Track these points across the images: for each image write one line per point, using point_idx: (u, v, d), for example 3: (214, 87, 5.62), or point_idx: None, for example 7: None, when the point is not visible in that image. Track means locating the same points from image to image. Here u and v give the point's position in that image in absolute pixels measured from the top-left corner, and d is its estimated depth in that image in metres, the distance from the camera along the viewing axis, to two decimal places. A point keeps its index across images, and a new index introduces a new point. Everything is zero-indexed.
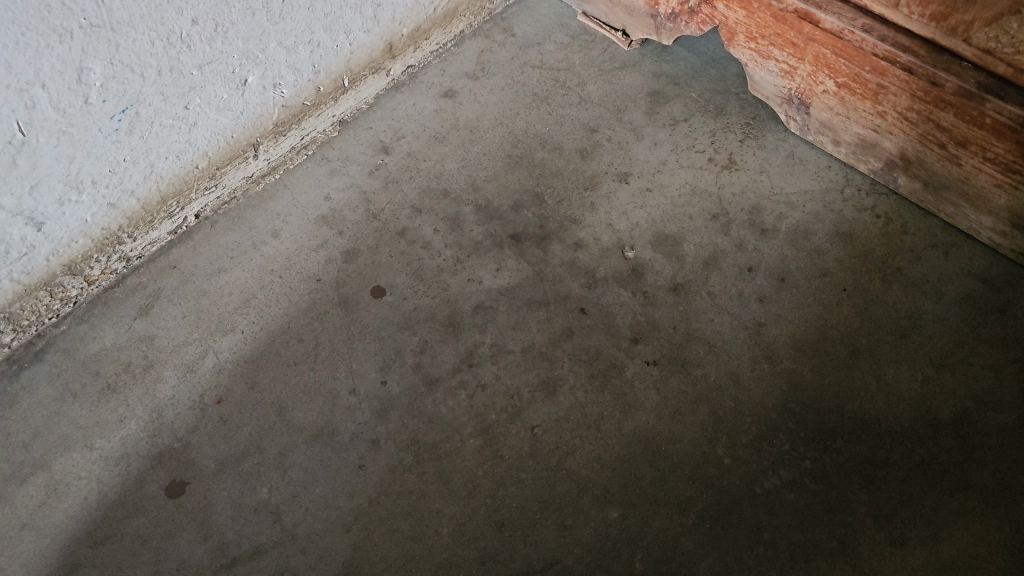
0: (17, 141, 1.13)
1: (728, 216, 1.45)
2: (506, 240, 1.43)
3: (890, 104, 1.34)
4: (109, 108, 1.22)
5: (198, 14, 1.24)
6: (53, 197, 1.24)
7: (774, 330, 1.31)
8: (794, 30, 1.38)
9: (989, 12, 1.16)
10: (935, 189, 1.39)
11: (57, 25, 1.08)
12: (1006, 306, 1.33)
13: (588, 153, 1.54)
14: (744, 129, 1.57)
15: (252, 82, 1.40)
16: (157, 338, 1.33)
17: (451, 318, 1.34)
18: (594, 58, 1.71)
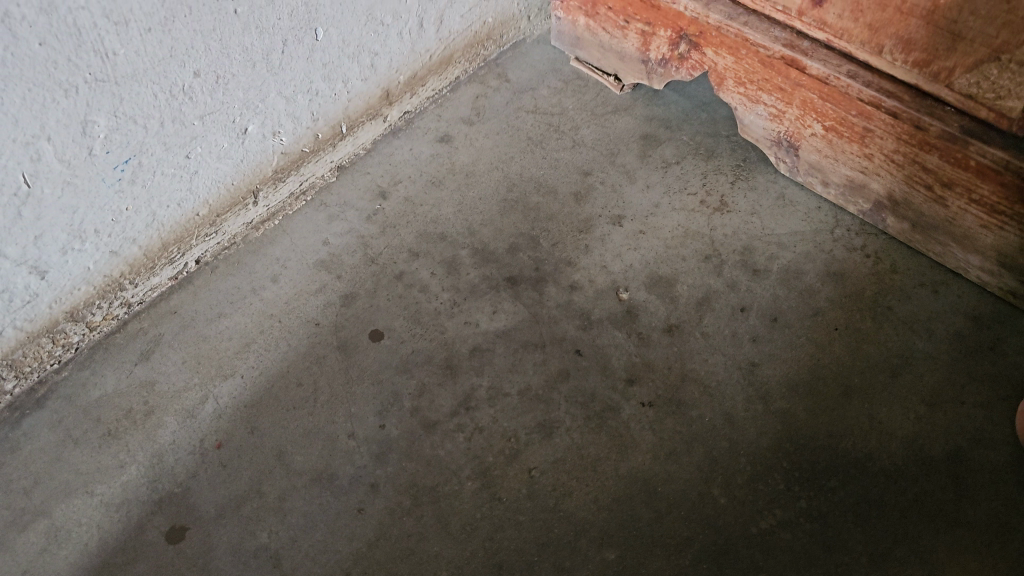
0: (22, 192, 1.16)
1: (720, 257, 1.47)
2: (502, 283, 1.45)
3: (877, 146, 1.37)
4: (112, 159, 1.24)
5: (200, 66, 1.27)
6: (56, 246, 1.26)
7: (768, 370, 1.33)
8: (782, 76, 1.41)
9: (970, 57, 1.20)
10: (923, 229, 1.42)
11: (63, 80, 1.12)
12: (996, 343, 1.35)
13: (582, 196, 1.57)
14: (734, 171, 1.60)
15: (252, 130, 1.43)
16: (158, 383, 1.35)
17: (448, 361, 1.36)
18: (587, 102, 1.75)
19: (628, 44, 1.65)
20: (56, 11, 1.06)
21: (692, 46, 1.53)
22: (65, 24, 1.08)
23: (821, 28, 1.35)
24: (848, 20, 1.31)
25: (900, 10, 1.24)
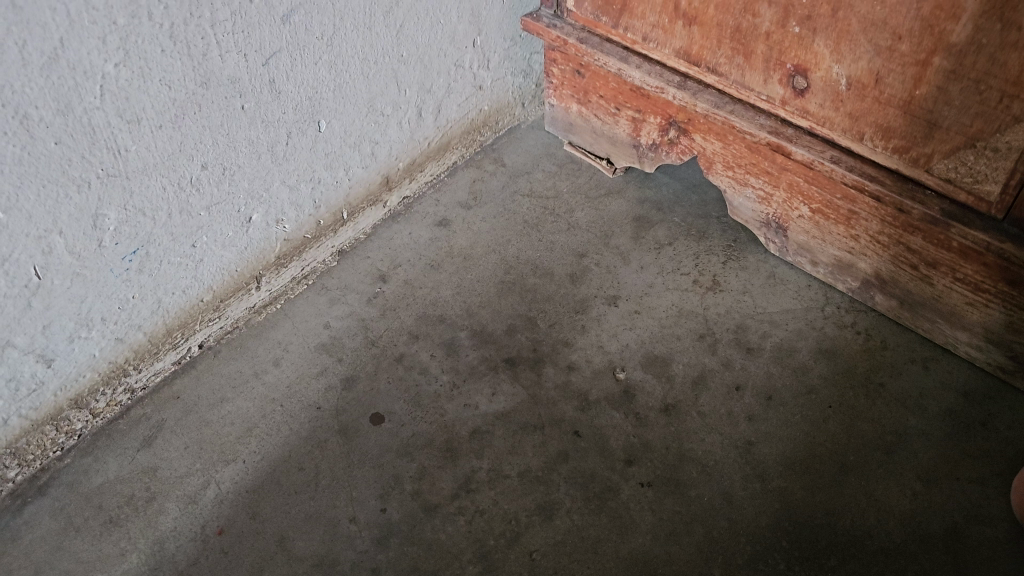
0: (33, 284, 1.19)
1: (714, 335, 1.50)
2: (501, 364, 1.48)
3: (862, 227, 1.41)
4: (121, 250, 1.28)
5: (207, 160, 1.32)
6: (64, 335, 1.29)
7: (764, 449, 1.35)
8: (768, 160, 1.47)
9: (947, 144, 1.24)
10: (911, 306, 1.45)
11: (76, 177, 1.16)
12: (988, 419, 1.37)
13: (577, 277, 1.61)
14: (725, 251, 1.65)
15: (256, 218, 1.48)
16: (160, 470, 1.36)
17: (447, 444, 1.37)
18: (581, 185, 1.80)
19: (620, 130, 1.72)
20: (72, 112, 1.11)
21: (681, 132, 1.59)
22: (80, 124, 1.12)
23: (803, 116, 1.39)
24: (829, 109, 1.35)
25: (878, 100, 1.27)
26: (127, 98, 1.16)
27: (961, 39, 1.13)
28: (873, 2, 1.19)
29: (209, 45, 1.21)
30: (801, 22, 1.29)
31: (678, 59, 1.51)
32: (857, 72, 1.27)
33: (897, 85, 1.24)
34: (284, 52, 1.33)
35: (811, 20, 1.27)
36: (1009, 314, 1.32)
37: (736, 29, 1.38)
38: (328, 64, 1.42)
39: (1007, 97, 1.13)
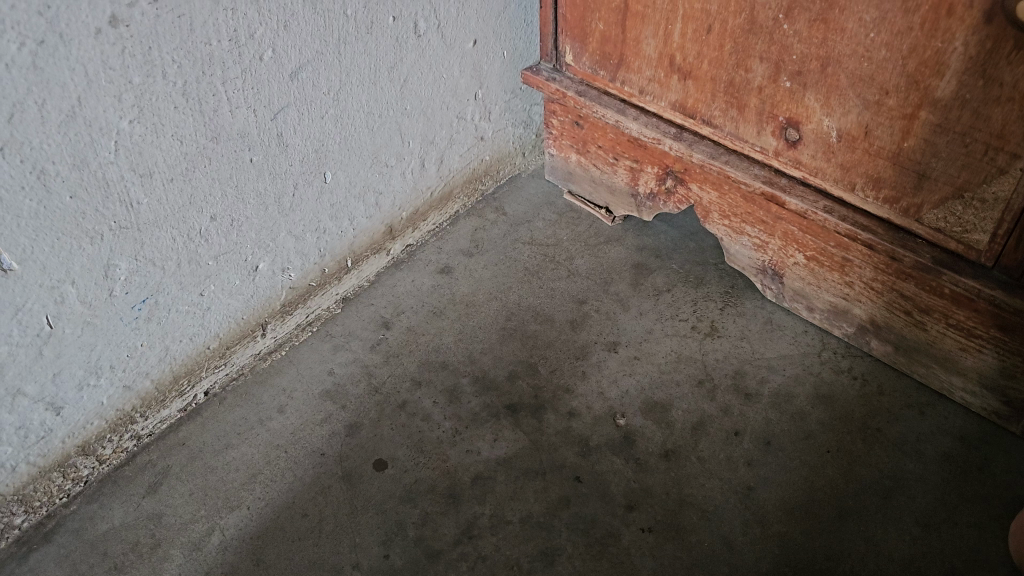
0: (45, 332, 1.22)
1: (713, 381, 1.52)
2: (503, 411, 1.49)
3: (856, 274, 1.44)
4: (130, 299, 1.31)
5: (216, 211, 1.36)
6: (73, 382, 1.31)
7: (763, 494, 1.36)
8: (763, 209, 1.50)
9: (936, 195, 1.27)
10: (906, 351, 1.48)
11: (89, 228, 1.19)
12: (985, 463, 1.38)
13: (578, 323, 1.64)
14: (723, 297, 1.68)
15: (263, 267, 1.51)
16: (165, 516, 1.37)
17: (450, 490, 1.38)
18: (581, 233, 1.84)
19: (619, 179, 1.76)
20: (88, 167, 1.14)
21: (678, 181, 1.63)
22: (95, 177, 1.16)
23: (796, 166, 1.43)
24: (821, 160, 1.38)
25: (868, 151, 1.31)
26: (141, 153, 1.20)
27: (946, 94, 1.16)
28: (860, 59, 1.22)
29: (219, 101, 1.25)
30: (791, 77, 1.32)
31: (674, 111, 1.55)
32: (847, 125, 1.31)
33: (886, 137, 1.27)
34: (292, 107, 1.37)
35: (802, 75, 1.31)
36: (1002, 359, 1.34)
37: (729, 83, 1.42)
38: (334, 117, 1.46)
39: (992, 149, 1.16)
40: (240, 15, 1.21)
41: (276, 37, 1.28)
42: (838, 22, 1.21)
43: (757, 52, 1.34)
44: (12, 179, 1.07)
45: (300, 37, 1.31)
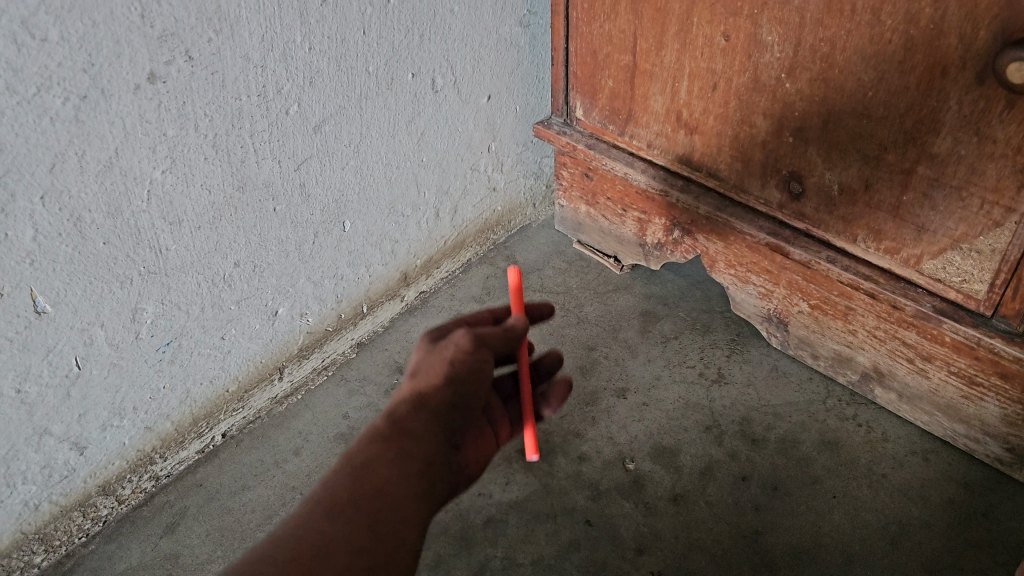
0: (73, 373, 1.26)
1: (720, 427, 1.55)
2: (514, 454, 1.52)
3: (860, 322, 1.48)
4: (155, 342, 1.36)
5: (240, 257, 1.41)
6: (97, 423, 1.35)
7: (771, 539, 1.38)
8: (768, 259, 1.55)
9: (935, 246, 1.31)
10: (909, 398, 1.51)
11: (120, 273, 1.24)
12: (989, 509, 1.40)
13: (587, 369, 1.67)
14: (729, 344, 1.72)
15: (282, 312, 1.56)
16: (181, 556, 1.39)
17: (463, 533, 1.41)
18: (590, 281, 1.89)
19: (626, 229, 1.81)
20: (121, 215, 1.20)
21: (685, 232, 1.68)
22: (127, 225, 1.21)
23: (800, 218, 1.48)
24: (823, 212, 1.43)
25: (868, 204, 1.36)
26: (171, 202, 1.25)
27: (942, 150, 1.21)
28: (859, 117, 1.27)
29: (247, 153, 1.31)
30: (794, 133, 1.38)
31: (681, 164, 1.61)
32: (849, 179, 1.35)
33: (885, 191, 1.32)
34: (315, 158, 1.43)
35: (803, 131, 1.36)
36: (1003, 408, 1.37)
37: (734, 138, 1.47)
38: (354, 168, 1.52)
39: (988, 204, 1.20)
40: (269, 71, 1.27)
41: (302, 91, 1.34)
42: (837, 82, 1.26)
43: (760, 109, 1.40)
44: (51, 226, 1.12)
45: (324, 93, 1.37)
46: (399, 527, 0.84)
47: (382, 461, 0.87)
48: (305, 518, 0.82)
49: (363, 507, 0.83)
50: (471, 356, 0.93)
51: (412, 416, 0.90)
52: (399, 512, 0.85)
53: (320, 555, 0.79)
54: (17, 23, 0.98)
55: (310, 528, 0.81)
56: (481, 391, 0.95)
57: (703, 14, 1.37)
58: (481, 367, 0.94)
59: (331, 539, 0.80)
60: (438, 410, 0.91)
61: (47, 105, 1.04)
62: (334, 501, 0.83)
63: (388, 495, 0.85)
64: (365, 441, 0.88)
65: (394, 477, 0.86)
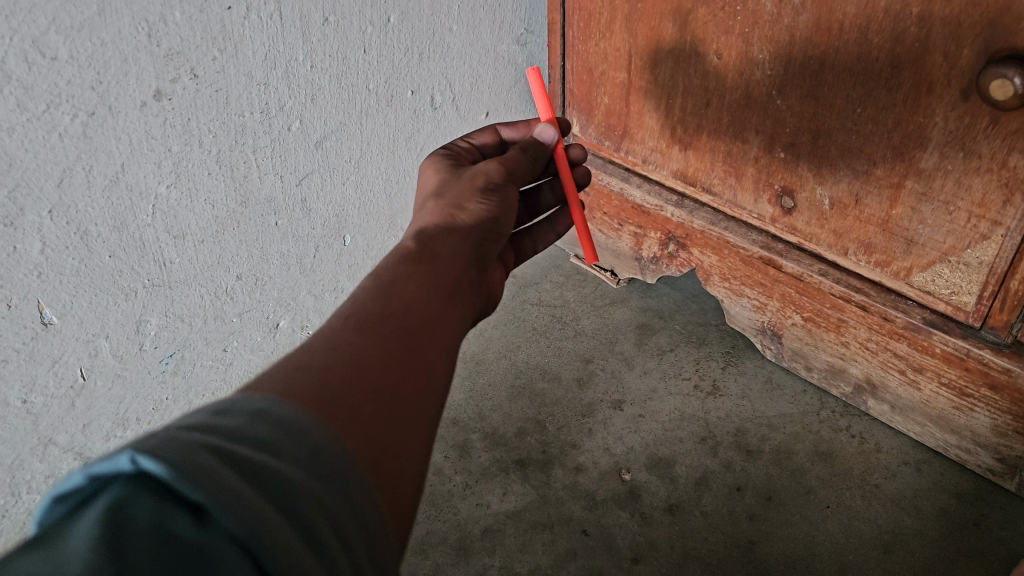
0: (77, 385, 1.29)
1: (715, 438, 1.58)
2: (512, 465, 1.55)
3: (852, 334, 1.50)
4: (159, 353, 1.38)
5: (242, 270, 1.44)
6: (101, 433, 1.37)
7: (765, 548, 1.39)
8: (762, 272, 1.58)
9: (924, 259, 1.32)
10: (901, 409, 1.52)
11: (125, 286, 1.27)
12: (980, 519, 1.42)
13: (584, 382, 1.70)
14: (724, 356, 1.75)
15: (283, 325, 1.58)
16: None
17: (461, 542, 1.43)
18: (587, 295, 1.93)
19: (623, 244, 1.85)
20: (126, 229, 1.22)
21: (680, 246, 1.71)
22: (132, 239, 1.24)
23: (792, 232, 1.50)
24: (815, 226, 1.46)
25: (859, 219, 1.38)
26: (175, 216, 1.28)
27: (929, 165, 1.23)
28: (849, 132, 1.30)
29: (250, 168, 1.34)
30: (785, 148, 1.41)
31: (675, 179, 1.63)
32: (839, 194, 1.38)
33: (875, 205, 1.34)
34: (316, 173, 1.46)
35: (794, 146, 1.39)
36: (993, 418, 1.37)
37: (727, 153, 1.50)
38: (355, 183, 1.54)
39: (974, 217, 1.22)
40: (271, 89, 1.30)
41: (304, 108, 1.37)
42: (826, 98, 1.29)
43: (752, 125, 1.43)
44: (58, 239, 1.15)
45: (325, 109, 1.40)
46: (432, 348, 0.77)
47: (412, 280, 0.84)
48: (334, 328, 0.73)
49: (396, 320, 0.77)
50: (498, 188, 1.02)
51: (438, 243, 0.92)
52: (432, 334, 0.79)
53: (359, 358, 0.70)
54: (28, 42, 1.01)
55: (340, 343, 0.71)
56: (505, 222, 1.02)
57: (696, 33, 1.40)
58: (506, 200, 1.02)
59: (371, 346, 0.72)
60: (470, 232, 0.96)
61: (55, 121, 1.07)
62: (367, 316, 0.76)
63: (421, 315, 0.80)
64: (394, 262, 0.87)
65: (424, 299, 0.82)
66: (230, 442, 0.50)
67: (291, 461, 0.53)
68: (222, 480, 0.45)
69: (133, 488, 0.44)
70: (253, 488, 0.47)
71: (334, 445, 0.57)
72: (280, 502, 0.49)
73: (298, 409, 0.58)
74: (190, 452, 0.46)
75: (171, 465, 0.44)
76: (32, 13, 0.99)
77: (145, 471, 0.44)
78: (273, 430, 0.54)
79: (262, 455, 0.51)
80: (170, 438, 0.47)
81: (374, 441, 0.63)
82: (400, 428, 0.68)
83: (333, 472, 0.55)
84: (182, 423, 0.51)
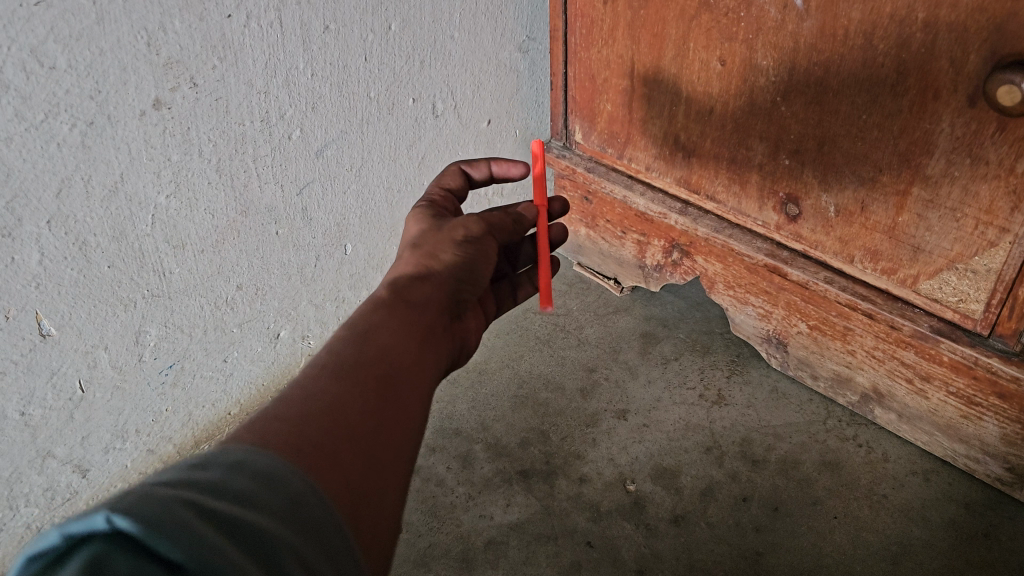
0: (77, 396, 1.28)
1: (720, 448, 1.56)
2: (515, 476, 1.53)
3: (859, 343, 1.49)
4: (159, 364, 1.37)
5: (243, 280, 1.42)
6: (100, 445, 1.36)
7: (772, 560, 1.37)
8: (767, 280, 1.57)
9: (931, 266, 1.31)
10: (909, 418, 1.51)
11: (124, 296, 1.26)
12: (990, 529, 1.40)
13: (588, 391, 1.69)
14: (729, 365, 1.74)
15: (284, 334, 1.57)
16: None
17: (464, 555, 1.41)
18: (590, 303, 1.92)
19: (626, 252, 1.83)
20: (126, 239, 1.21)
21: (684, 254, 1.70)
22: (132, 249, 1.23)
23: (797, 239, 1.49)
24: (821, 234, 1.44)
25: (865, 226, 1.37)
26: (175, 226, 1.27)
27: (936, 171, 1.22)
28: (854, 139, 1.28)
29: (250, 177, 1.33)
30: (790, 155, 1.39)
31: (679, 187, 1.62)
32: (845, 201, 1.37)
33: (881, 212, 1.32)
34: (316, 182, 1.45)
35: (799, 153, 1.38)
36: (1002, 427, 1.36)
37: (731, 160, 1.49)
38: (356, 192, 1.53)
39: (982, 224, 1.20)
40: (272, 98, 1.29)
41: (304, 117, 1.36)
42: (831, 104, 1.28)
43: (756, 131, 1.42)
44: (56, 250, 1.14)
45: (326, 118, 1.39)
46: (408, 393, 0.78)
47: (389, 327, 0.83)
48: (309, 378, 0.73)
49: (375, 368, 0.77)
50: (477, 240, 0.99)
51: (414, 290, 0.91)
52: (409, 380, 0.80)
53: (336, 407, 0.70)
54: (26, 51, 1.00)
55: (316, 391, 0.71)
56: (483, 273, 1.01)
57: (700, 40, 1.39)
58: (486, 250, 1.00)
59: (347, 395, 0.72)
60: (445, 281, 0.95)
61: (53, 131, 1.06)
62: (344, 363, 0.76)
63: (397, 362, 0.80)
64: (368, 310, 0.85)
65: (401, 343, 0.82)
66: (207, 497, 0.51)
67: (268, 513, 0.53)
68: (197, 537, 0.46)
69: (109, 545, 0.44)
70: (228, 542, 0.48)
71: (310, 497, 0.58)
72: (256, 553, 0.50)
73: (275, 462, 0.59)
74: (167, 511, 0.47)
75: (147, 524, 0.45)
76: (30, 22, 0.98)
77: (121, 530, 0.45)
78: (251, 482, 0.55)
79: (239, 509, 0.52)
80: (145, 498, 0.47)
81: (350, 488, 0.64)
82: (375, 476, 0.68)
83: (308, 522, 0.56)
84: (159, 480, 0.52)
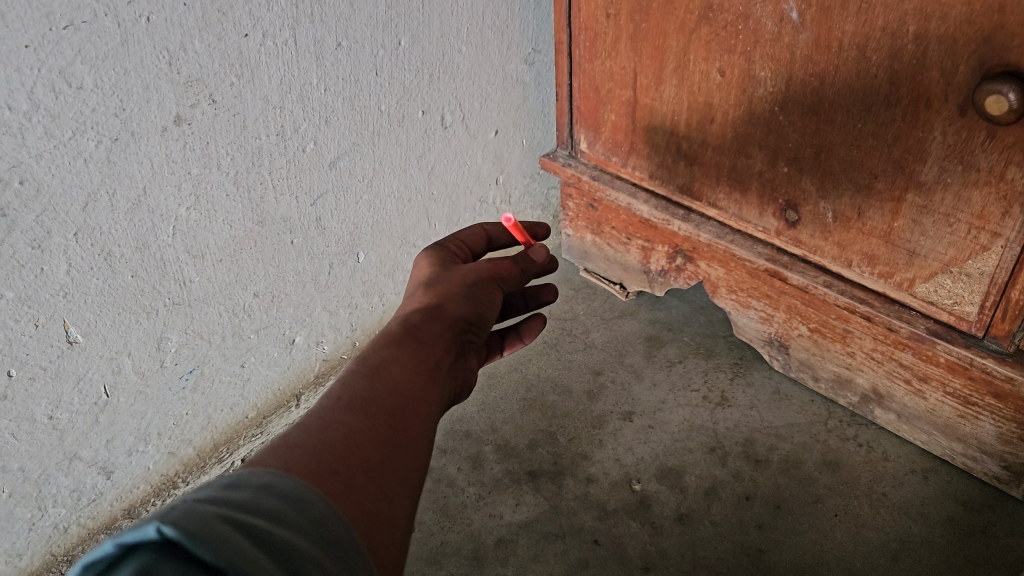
0: (101, 401, 1.33)
1: (724, 448, 1.60)
2: (524, 476, 1.58)
3: (858, 344, 1.52)
4: (179, 369, 1.42)
5: (259, 288, 1.47)
6: (124, 448, 1.41)
7: (774, 556, 1.41)
8: (768, 284, 1.61)
9: (926, 270, 1.35)
10: (908, 418, 1.54)
11: (146, 304, 1.31)
12: (987, 527, 1.43)
13: (594, 394, 1.73)
14: (733, 367, 1.78)
15: (299, 340, 1.62)
16: None
17: (475, 553, 1.45)
18: (596, 307, 1.97)
19: (631, 257, 1.88)
20: (148, 249, 1.26)
21: (687, 259, 1.74)
22: (154, 259, 1.28)
23: (797, 245, 1.53)
24: (819, 239, 1.48)
25: (861, 231, 1.40)
26: (195, 236, 1.32)
27: (929, 178, 1.26)
28: (850, 147, 1.33)
29: (267, 188, 1.38)
30: (789, 162, 1.43)
31: (682, 194, 1.67)
32: (842, 208, 1.41)
33: (877, 218, 1.36)
34: (330, 193, 1.50)
35: (797, 161, 1.42)
36: (998, 427, 1.39)
37: (731, 168, 1.53)
38: (368, 201, 1.58)
39: (974, 229, 1.24)
40: (287, 113, 1.34)
41: (318, 130, 1.41)
42: (827, 114, 1.32)
43: (756, 141, 1.46)
44: (83, 260, 1.19)
45: (339, 131, 1.45)
46: (417, 424, 0.83)
47: (399, 361, 0.87)
48: (325, 411, 0.78)
49: (386, 402, 0.81)
50: (484, 285, 1.05)
51: (423, 325, 0.94)
52: (418, 411, 0.84)
53: (349, 440, 0.75)
54: (55, 72, 1.05)
55: (331, 423, 0.76)
56: (489, 315, 1.05)
57: (700, 52, 1.44)
58: (491, 295, 1.06)
59: (360, 428, 0.77)
60: (453, 320, 0.99)
61: (81, 148, 1.12)
62: (357, 396, 0.80)
63: (408, 395, 0.84)
64: (379, 345, 0.89)
65: (410, 379, 0.86)
66: (240, 513, 0.56)
67: (295, 531, 0.58)
68: (234, 547, 0.51)
69: (157, 555, 0.49)
70: (261, 553, 0.53)
71: (330, 517, 0.63)
72: (286, 563, 0.55)
73: (299, 485, 0.64)
74: (208, 524, 0.52)
75: (190, 533, 0.50)
76: (59, 45, 1.04)
77: (168, 538, 0.50)
78: (278, 503, 0.60)
79: (269, 525, 0.57)
80: (188, 513, 0.52)
81: (363, 514, 0.69)
82: (384, 502, 0.73)
83: (329, 538, 0.61)
84: (197, 498, 0.57)
